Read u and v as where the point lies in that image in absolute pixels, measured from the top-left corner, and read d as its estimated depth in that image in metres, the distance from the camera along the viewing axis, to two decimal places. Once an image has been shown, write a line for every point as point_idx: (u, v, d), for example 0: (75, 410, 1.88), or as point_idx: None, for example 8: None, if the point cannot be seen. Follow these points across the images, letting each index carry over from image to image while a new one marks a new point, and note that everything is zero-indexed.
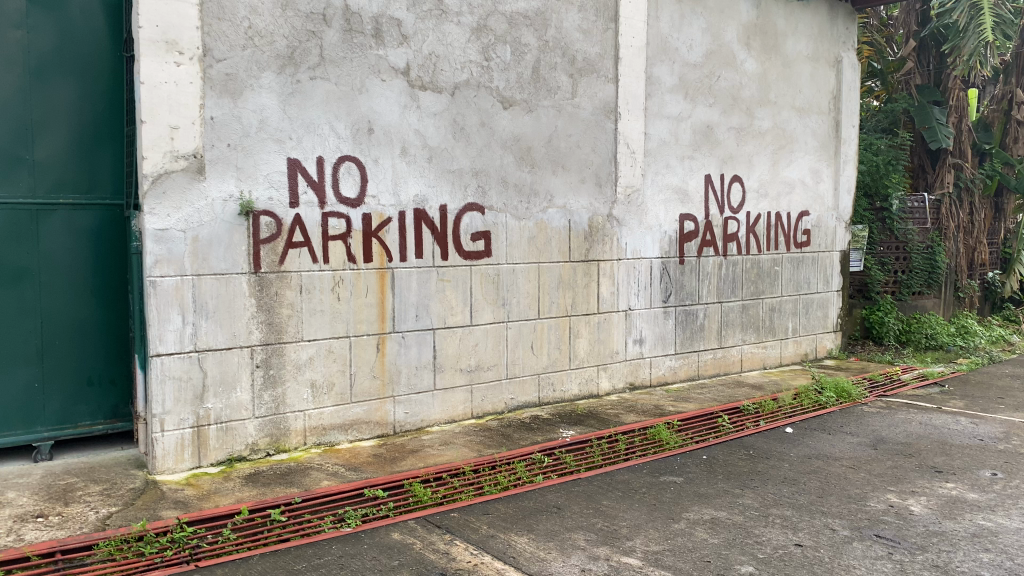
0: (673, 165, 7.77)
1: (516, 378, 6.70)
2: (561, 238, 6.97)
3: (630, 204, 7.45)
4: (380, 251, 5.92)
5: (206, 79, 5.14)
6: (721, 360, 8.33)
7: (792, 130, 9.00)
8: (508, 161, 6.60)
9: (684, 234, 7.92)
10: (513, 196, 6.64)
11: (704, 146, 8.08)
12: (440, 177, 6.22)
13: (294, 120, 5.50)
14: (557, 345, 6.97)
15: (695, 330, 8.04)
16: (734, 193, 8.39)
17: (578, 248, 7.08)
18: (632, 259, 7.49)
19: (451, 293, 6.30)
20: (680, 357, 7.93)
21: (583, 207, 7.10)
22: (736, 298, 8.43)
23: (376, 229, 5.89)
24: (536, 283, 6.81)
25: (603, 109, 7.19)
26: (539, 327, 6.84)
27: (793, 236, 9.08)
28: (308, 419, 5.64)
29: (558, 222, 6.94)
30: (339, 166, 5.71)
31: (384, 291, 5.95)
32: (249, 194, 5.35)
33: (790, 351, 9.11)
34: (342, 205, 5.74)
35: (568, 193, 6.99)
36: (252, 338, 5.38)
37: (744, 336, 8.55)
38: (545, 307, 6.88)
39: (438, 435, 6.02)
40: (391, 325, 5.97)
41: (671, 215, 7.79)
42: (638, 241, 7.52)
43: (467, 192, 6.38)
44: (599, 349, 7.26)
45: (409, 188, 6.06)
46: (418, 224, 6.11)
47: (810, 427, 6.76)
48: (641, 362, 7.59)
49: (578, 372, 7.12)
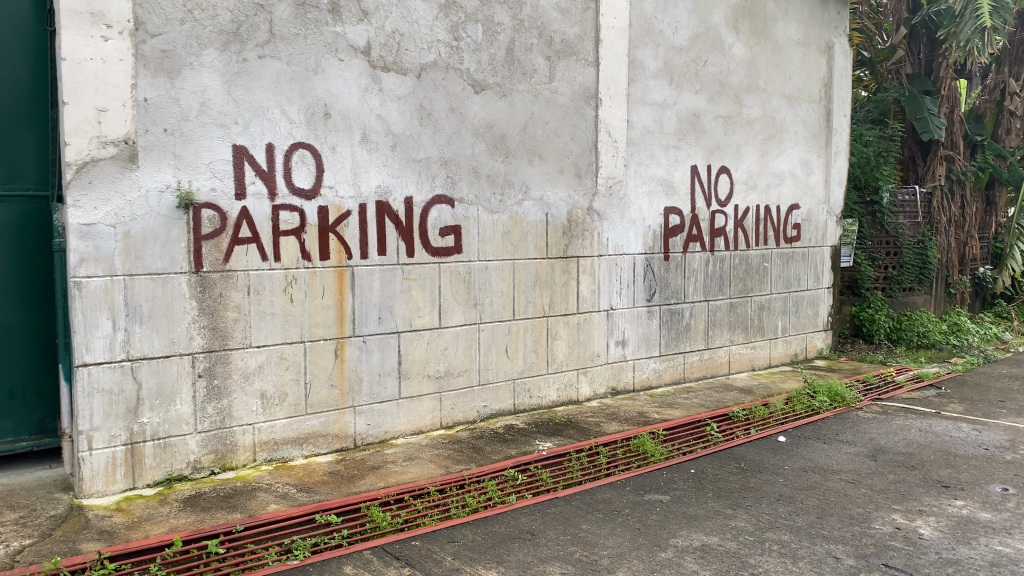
0: (658, 155, 7.30)
1: (489, 384, 6.21)
2: (538, 234, 6.47)
3: (612, 197, 6.96)
4: (339, 248, 5.40)
5: (139, 56, 4.58)
6: (708, 362, 7.88)
7: (782, 120, 8.56)
8: (480, 149, 6.09)
9: (670, 228, 7.45)
10: (485, 188, 6.14)
11: (691, 136, 7.60)
12: (405, 166, 5.70)
13: (241, 103, 4.96)
14: (533, 348, 6.48)
15: (680, 330, 7.58)
16: (721, 184, 7.93)
17: (556, 245, 6.59)
18: (615, 255, 7.01)
19: (417, 294, 5.79)
20: (665, 359, 7.47)
21: (561, 200, 6.61)
22: (723, 296, 7.99)
23: (334, 223, 5.38)
24: (511, 282, 6.31)
25: (583, 94, 6.69)
26: (514, 329, 6.35)
27: (783, 230, 8.64)
28: (258, 434, 5.13)
29: (534, 216, 6.44)
30: (292, 154, 5.19)
31: (343, 291, 5.44)
32: (189, 185, 4.81)
33: (780, 351, 8.69)
34: (295, 198, 5.22)
35: (545, 185, 6.50)
36: (194, 345, 4.85)
37: (732, 336, 8.11)
38: (521, 308, 6.38)
39: (403, 448, 5.52)
40: (350, 328, 5.47)
41: (655, 208, 7.31)
42: (620, 237, 7.04)
43: (435, 184, 5.86)
44: (578, 352, 6.78)
45: (370, 178, 5.54)
46: (380, 218, 5.59)
47: (804, 435, 6.32)
48: (623, 365, 7.13)
49: (556, 377, 6.64)
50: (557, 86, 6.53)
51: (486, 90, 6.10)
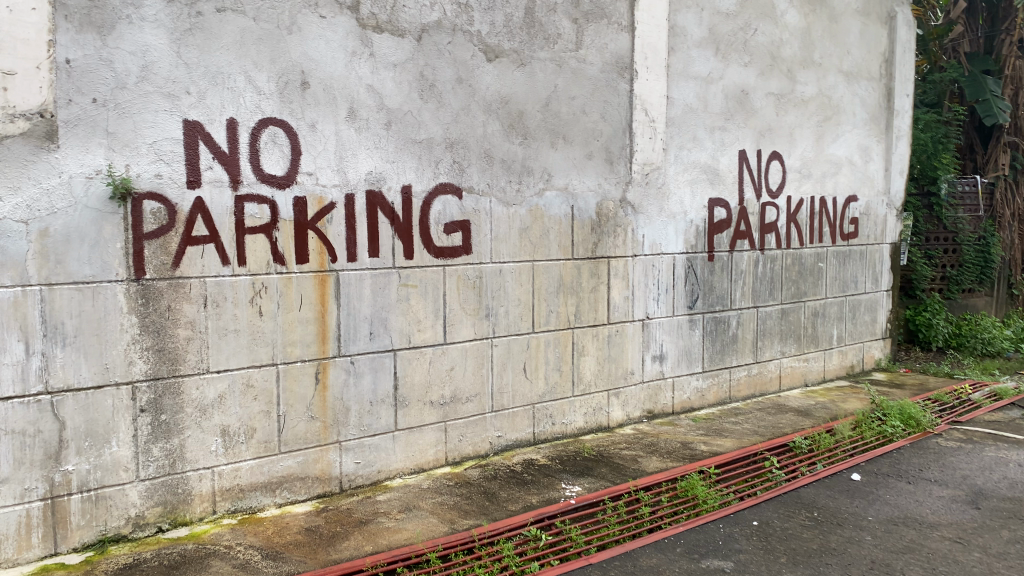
0: (701, 138, 6.26)
1: (504, 411, 5.20)
2: (562, 231, 5.43)
3: (649, 187, 5.92)
4: (320, 249, 4.39)
5: (57, 5, 3.57)
6: (757, 377, 6.90)
7: (839, 99, 7.47)
8: (493, 129, 5.06)
9: (714, 224, 6.43)
10: (499, 175, 5.11)
11: (738, 115, 6.55)
12: (402, 149, 4.68)
13: (193, 68, 3.96)
14: (556, 366, 5.46)
15: (726, 342, 6.58)
16: (772, 173, 6.88)
17: (583, 243, 5.56)
18: (651, 256, 5.97)
19: (417, 304, 4.77)
20: (708, 376, 6.47)
21: (590, 190, 5.57)
22: (774, 302, 6.98)
23: (314, 219, 4.36)
24: (530, 288, 5.28)
25: (615, 65, 5.65)
26: (533, 343, 5.33)
27: (839, 226, 7.57)
28: (218, 479, 4.14)
29: (557, 209, 5.40)
30: (260, 133, 4.19)
31: (325, 302, 4.43)
32: (126, 171, 3.80)
33: (834, 363, 7.65)
34: (265, 187, 4.21)
35: (570, 173, 5.47)
36: (134, 372, 3.86)
37: (783, 348, 7.11)
38: (541, 319, 5.36)
39: (399, 494, 4.52)
40: (334, 347, 4.47)
41: (698, 200, 6.26)
42: (658, 234, 6.01)
43: (439, 170, 4.84)
44: (609, 370, 5.76)
45: (359, 164, 4.53)
46: (372, 211, 4.57)
47: (882, 473, 5.27)
48: (661, 384, 6.12)
49: (583, 400, 5.63)
50: (585, 54, 5.49)
51: (501, 57, 5.06)
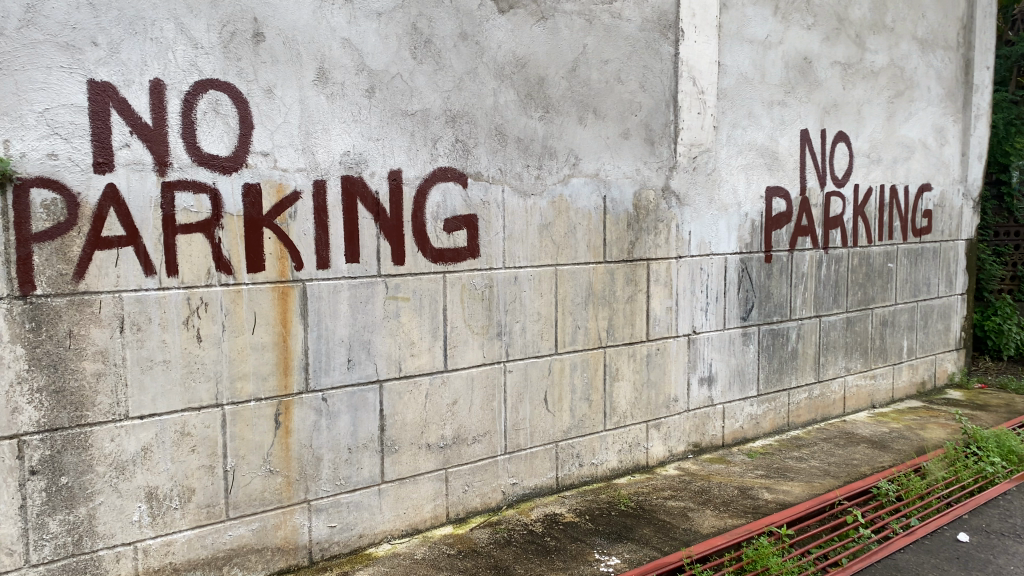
0: (757, 115, 5.20)
1: (520, 453, 4.17)
2: (592, 228, 4.38)
3: (696, 175, 4.87)
4: (279, 252, 3.37)
5: None
6: (818, 400, 5.84)
7: (912, 70, 6.36)
8: (506, 99, 4.01)
9: (772, 218, 5.38)
10: (514, 158, 4.06)
11: (799, 89, 5.47)
12: (390, 123, 3.64)
13: (101, 10, 2.92)
14: (585, 394, 4.42)
15: (783, 359, 5.53)
16: (838, 157, 5.81)
17: (617, 243, 4.50)
18: (699, 257, 4.92)
19: (409, 322, 3.74)
20: (763, 402, 5.45)
21: (627, 176, 4.51)
22: (838, 310, 5.91)
23: (271, 213, 3.34)
24: (553, 298, 4.24)
25: (657, 23, 4.59)
26: (557, 367, 4.29)
27: (911, 220, 6.47)
28: (143, 558, 3.13)
29: (585, 200, 4.34)
30: (196, 99, 3.16)
31: (287, 322, 3.40)
32: (4, 150, 2.78)
33: (903, 380, 6.57)
34: (203, 171, 3.18)
35: (602, 155, 4.41)
36: (20, 422, 2.84)
37: (849, 364, 6.05)
38: (566, 337, 4.31)
39: (385, 568, 3.50)
40: (299, 379, 3.45)
41: (754, 190, 5.22)
42: (707, 231, 4.95)
43: (436, 150, 3.80)
44: (647, 398, 4.72)
45: (332, 142, 3.49)
46: (349, 203, 3.54)
47: (995, 531, 4.19)
48: (708, 413, 5.08)
49: (617, 435, 4.59)
50: (620, 8, 4.43)
51: (517, 9, 4.01)
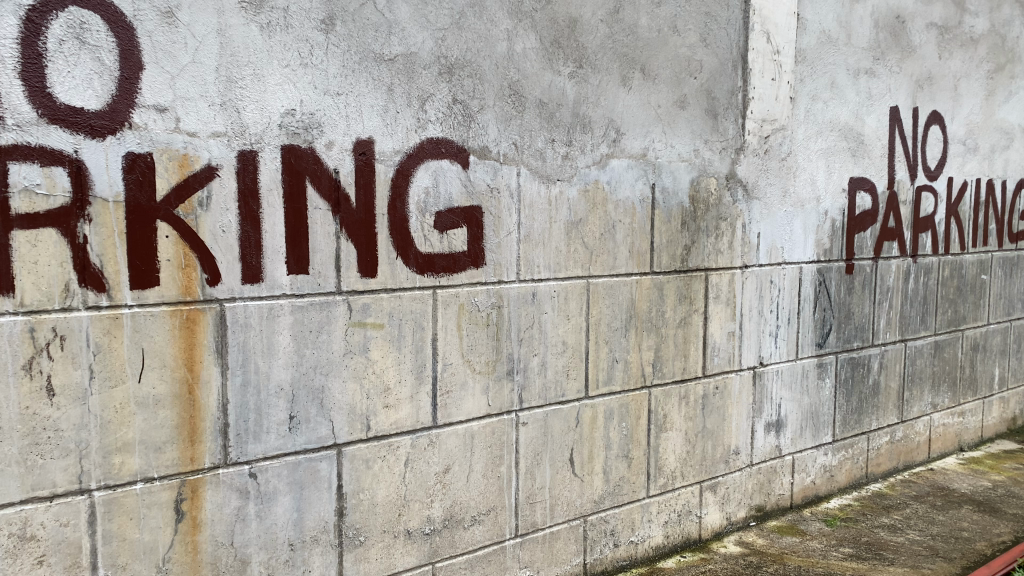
0: (840, 86, 4.07)
1: (537, 535, 3.04)
2: (636, 227, 3.25)
3: (767, 160, 3.75)
4: (182, 258, 2.24)
5: None
6: (902, 444, 4.70)
7: (1015, 40, 5.21)
8: (525, 46, 2.87)
9: (856, 217, 4.24)
10: (534, 128, 2.92)
11: (890, 55, 4.33)
12: (358, 72, 2.50)
13: None
14: (624, 450, 3.29)
15: (864, 395, 4.41)
16: (931, 142, 4.66)
17: (668, 248, 3.36)
18: (768, 267, 3.80)
19: (381, 359, 2.61)
20: (839, 449, 4.31)
21: (681, 159, 3.38)
22: (926, 332, 4.78)
23: (170, 199, 2.21)
24: (584, 322, 3.11)
25: None
26: (588, 415, 3.16)
27: (1008, 222, 5.33)
28: None
29: (628, 189, 3.21)
30: (46, 20, 2.01)
31: (195, 363, 2.28)
32: None
33: (993, 417, 5.42)
34: (57, 132, 2.04)
35: (651, 129, 3.27)
36: None
37: (936, 399, 4.91)
38: (600, 375, 3.18)
39: None
40: (214, 447, 2.32)
41: (835, 181, 4.09)
42: (779, 233, 3.83)
43: (425, 114, 2.66)
44: (702, 452, 3.60)
45: (268, 95, 2.35)
46: (293, 187, 2.41)
47: None
48: (775, 467, 3.96)
49: (663, 503, 3.46)
50: None
51: None
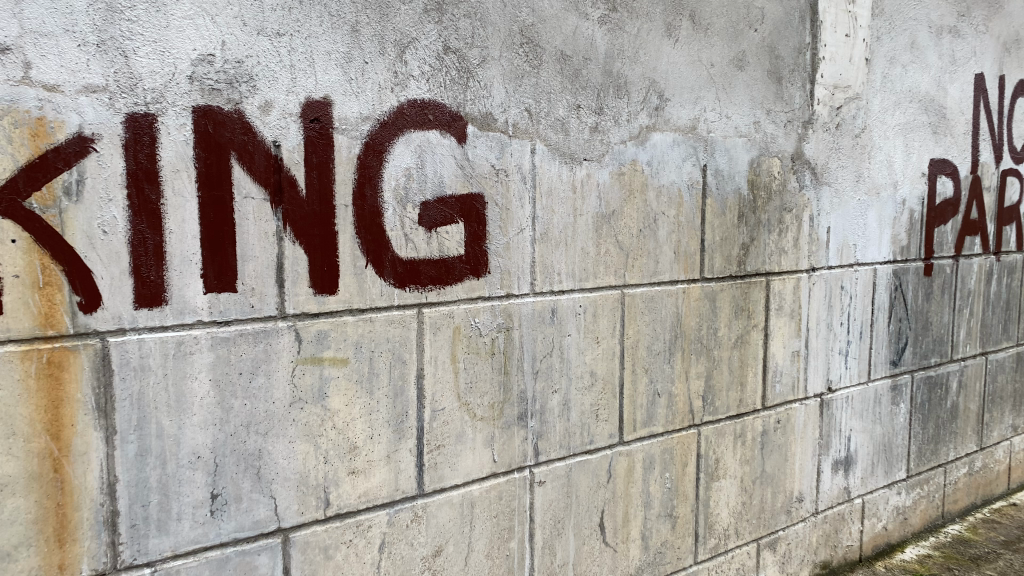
0: (922, 47, 3.33)
1: None
2: (683, 222, 2.52)
3: (838, 137, 3.01)
4: (38, 274, 1.51)
5: None
6: (980, 476, 3.97)
7: None
8: None
9: (936, 207, 3.50)
10: (553, 91, 2.18)
11: (976, 10, 3.58)
12: (308, 3, 1.76)
13: None
14: (666, 508, 2.57)
15: (941, 421, 3.67)
16: (1017, 118, 3.92)
17: (721, 248, 2.63)
18: (838, 270, 3.07)
19: (345, 408, 1.88)
20: (914, 486, 3.59)
21: (738, 134, 2.65)
22: (1009, 343, 4.04)
23: (16, 185, 1.48)
24: (618, 347, 2.38)
25: None
26: (623, 466, 2.43)
27: None
28: None
29: (673, 172, 2.47)
30: None
31: (64, 427, 1.54)
32: None
33: None
34: None
35: (702, 95, 2.54)
36: None
37: (1017, 421, 4.18)
38: (638, 414, 2.46)
39: None
40: (95, 547, 1.59)
41: (915, 163, 3.35)
42: (851, 228, 3.10)
43: (406, 66, 1.91)
44: (759, 503, 2.87)
45: (173, 33, 1.61)
46: (213, 168, 1.67)
47: None
48: (843, 514, 3.24)
49: (714, 570, 2.74)
50: None
51: None
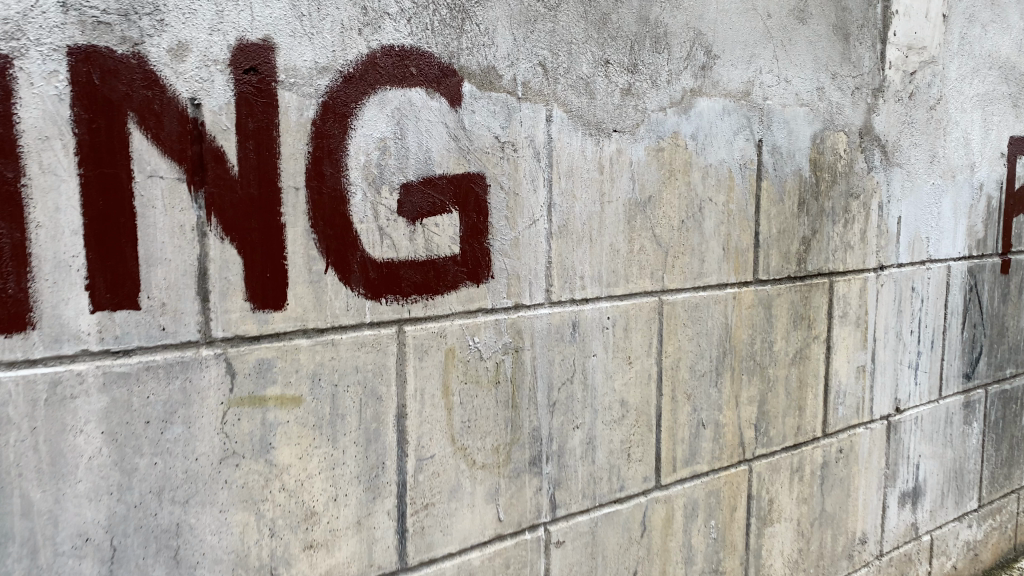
0: (1003, 4, 2.82)
1: None
2: (734, 211, 2.04)
3: (912, 108, 2.50)
4: None
5: None
6: None
7: None
8: None
9: (1015, 193, 3.00)
10: (575, 41, 1.69)
11: None
12: None
13: None
14: (711, 563, 2.08)
15: (1016, 441, 3.18)
16: None
17: (779, 243, 2.15)
18: (909, 268, 2.57)
19: (299, 462, 1.39)
20: (986, 517, 3.10)
21: (799, 103, 2.16)
22: None
23: None
24: (654, 367, 1.89)
25: None
26: (661, 515, 1.95)
27: None
28: None
29: (721, 148, 1.98)
30: None
31: None
32: None
33: None
34: None
35: (757, 53, 2.05)
36: None
37: None
38: (679, 450, 1.97)
39: None
40: None
41: (993, 141, 2.85)
42: (924, 217, 2.60)
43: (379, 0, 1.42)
44: (819, 548, 2.39)
45: None
46: (103, 135, 1.19)
47: None
48: (911, 554, 2.75)
49: None
50: None
51: None
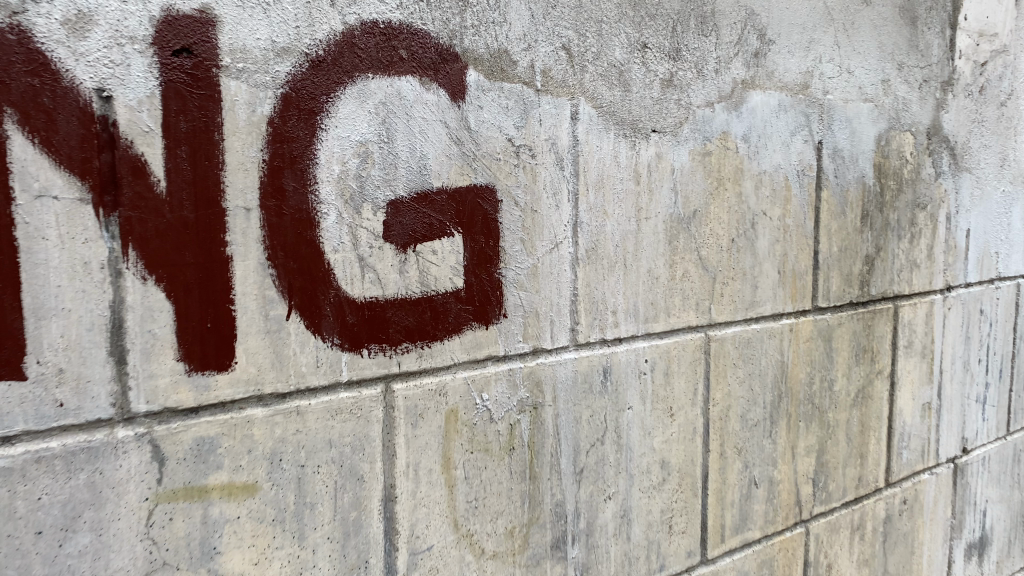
0: None
1: None
2: (791, 227, 1.70)
3: (982, 104, 2.17)
4: None
5: None
6: None
7: None
8: None
9: None
10: (606, 20, 1.36)
11: None
12: None
13: None
14: None
15: None
16: None
17: (840, 264, 1.82)
18: (978, 287, 2.24)
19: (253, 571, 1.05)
20: None
21: (863, 97, 1.83)
22: None
23: None
24: (699, 418, 1.56)
25: None
26: None
27: None
28: None
29: (775, 152, 1.65)
30: None
31: None
32: None
33: None
34: None
35: (816, 38, 1.72)
36: None
37: None
38: (727, 516, 1.63)
39: None
40: None
41: None
42: (994, 230, 2.27)
43: None
44: None
45: None
46: None
47: None
48: None
49: None
50: None
51: None
